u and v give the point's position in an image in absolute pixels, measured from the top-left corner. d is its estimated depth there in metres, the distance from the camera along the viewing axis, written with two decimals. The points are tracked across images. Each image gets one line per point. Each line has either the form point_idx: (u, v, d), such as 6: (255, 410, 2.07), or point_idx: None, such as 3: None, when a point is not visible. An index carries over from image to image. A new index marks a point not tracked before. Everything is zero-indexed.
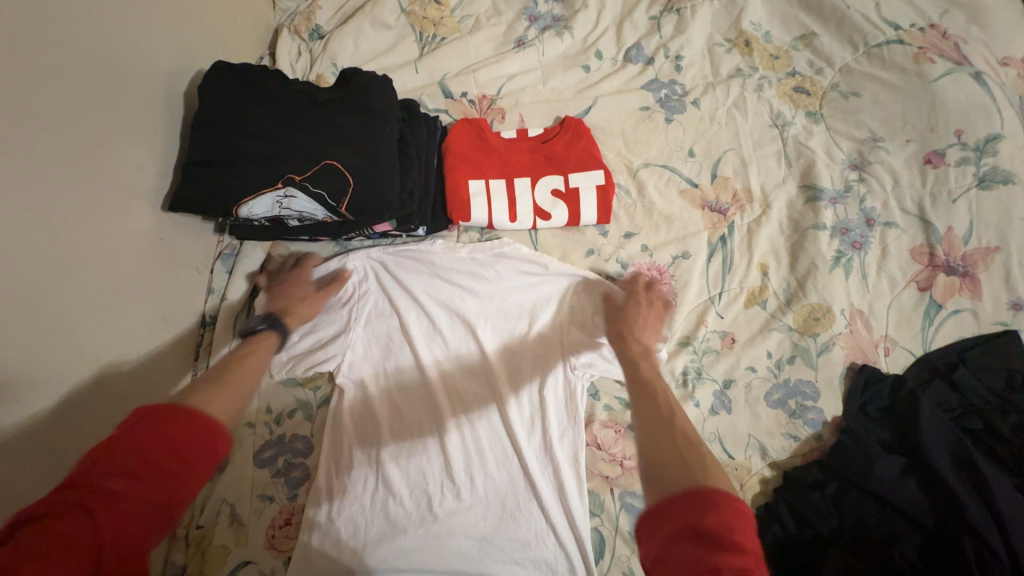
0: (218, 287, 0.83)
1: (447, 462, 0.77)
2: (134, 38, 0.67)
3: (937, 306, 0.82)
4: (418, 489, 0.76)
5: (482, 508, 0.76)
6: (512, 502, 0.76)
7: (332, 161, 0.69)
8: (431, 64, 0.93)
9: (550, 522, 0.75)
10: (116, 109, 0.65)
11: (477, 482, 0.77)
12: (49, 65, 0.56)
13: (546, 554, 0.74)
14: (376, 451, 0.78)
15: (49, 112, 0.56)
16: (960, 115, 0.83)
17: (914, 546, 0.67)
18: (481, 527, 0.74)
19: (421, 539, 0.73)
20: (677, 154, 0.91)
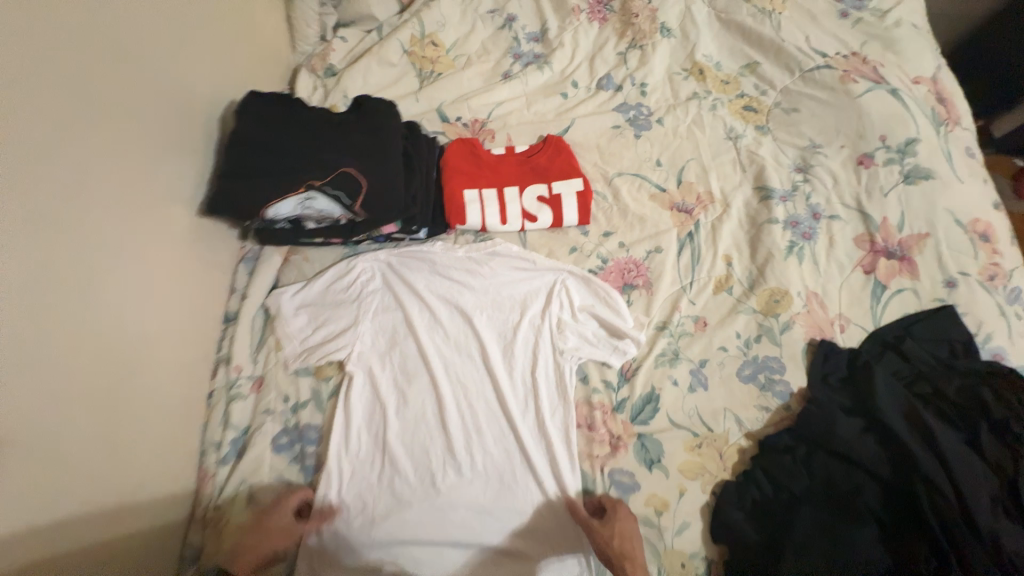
0: (239, 287, 0.92)
1: (448, 441, 0.84)
2: (181, 74, 0.80)
3: (882, 287, 0.92)
4: (422, 467, 0.83)
5: (482, 482, 0.82)
6: (509, 476, 0.83)
7: (347, 167, 0.80)
8: (429, 94, 1.07)
9: (545, 494, 0.81)
10: (163, 129, 0.77)
11: (478, 459, 0.83)
12: (116, 90, 0.68)
13: (542, 522, 0.80)
14: (382, 434, 0.84)
15: (113, 127, 0.68)
16: (883, 123, 0.97)
17: (874, 497, 0.74)
18: (481, 499, 0.81)
19: (424, 513, 0.79)
20: (646, 164, 1.04)
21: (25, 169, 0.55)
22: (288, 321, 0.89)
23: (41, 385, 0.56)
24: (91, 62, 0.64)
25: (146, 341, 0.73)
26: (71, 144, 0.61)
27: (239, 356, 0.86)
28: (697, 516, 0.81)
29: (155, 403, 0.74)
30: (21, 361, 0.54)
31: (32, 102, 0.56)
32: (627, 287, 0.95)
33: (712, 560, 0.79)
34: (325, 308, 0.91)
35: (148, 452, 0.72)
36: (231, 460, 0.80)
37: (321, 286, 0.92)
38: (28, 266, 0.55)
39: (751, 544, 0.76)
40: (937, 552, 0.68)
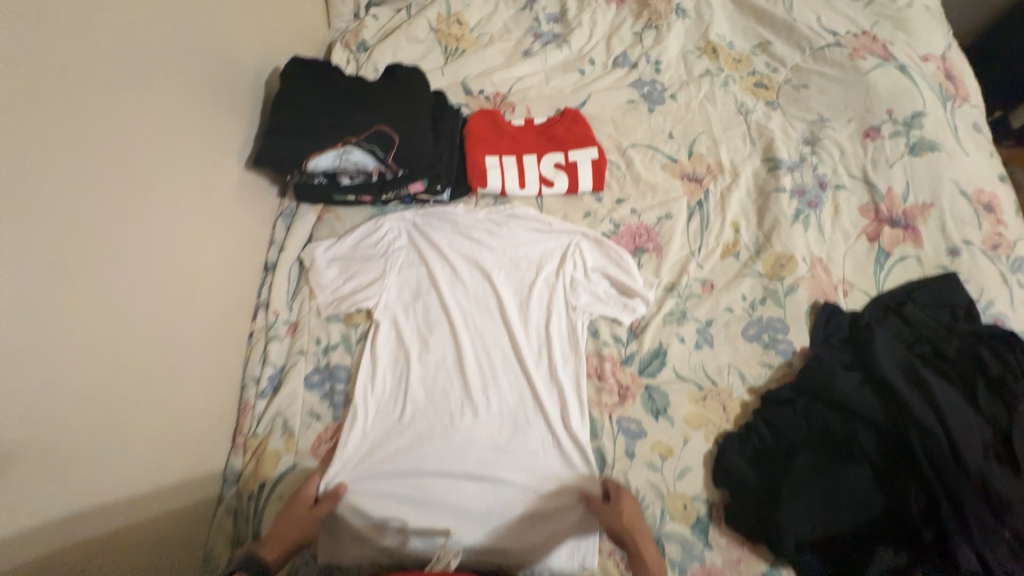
0: (277, 240, 1.01)
1: (466, 384, 0.90)
2: (229, 41, 0.88)
3: (885, 254, 0.95)
4: (442, 407, 0.89)
5: (496, 424, 0.88)
6: (522, 418, 0.88)
7: (381, 126, 0.87)
8: (453, 68, 1.14)
9: (555, 435, 0.87)
10: (211, 89, 0.84)
11: (493, 401, 0.89)
12: (173, 48, 0.76)
13: (550, 460, 0.86)
14: (405, 377, 0.91)
15: (170, 81, 0.75)
16: (890, 98, 1.00)
17: (872, 442, 0.77)
18: (495, 439, 0.87)
19: (442, 448, 0.85)
20: (659, 136, 1.09)
21: (98, 107, 0.63)
22: (322, 272, 0.96)
23: (110, 297, 0.64)
24: (152, 21, 0.72)
25: (196, 277, 0.80)
26: (135, 91, 0.69)
27: (275, 302, 0.94)
28: (700, 463, 0.85)
29: (203, 334, 0.81)
30: (93, 273, 0.61)
31: (104, 50, 0.64)
32: (637, 251, 1.00)
33: (713, 504, 0.83)
34: (354, 261, 0.97)
35: (198, 376, 0.79)
36: (268, 394, 0.88)
37: (352, 242, 0.98)
38: (100, 192, 0.63)
39: (751, 486, 0.80)
40: (927, 491, 0.71)
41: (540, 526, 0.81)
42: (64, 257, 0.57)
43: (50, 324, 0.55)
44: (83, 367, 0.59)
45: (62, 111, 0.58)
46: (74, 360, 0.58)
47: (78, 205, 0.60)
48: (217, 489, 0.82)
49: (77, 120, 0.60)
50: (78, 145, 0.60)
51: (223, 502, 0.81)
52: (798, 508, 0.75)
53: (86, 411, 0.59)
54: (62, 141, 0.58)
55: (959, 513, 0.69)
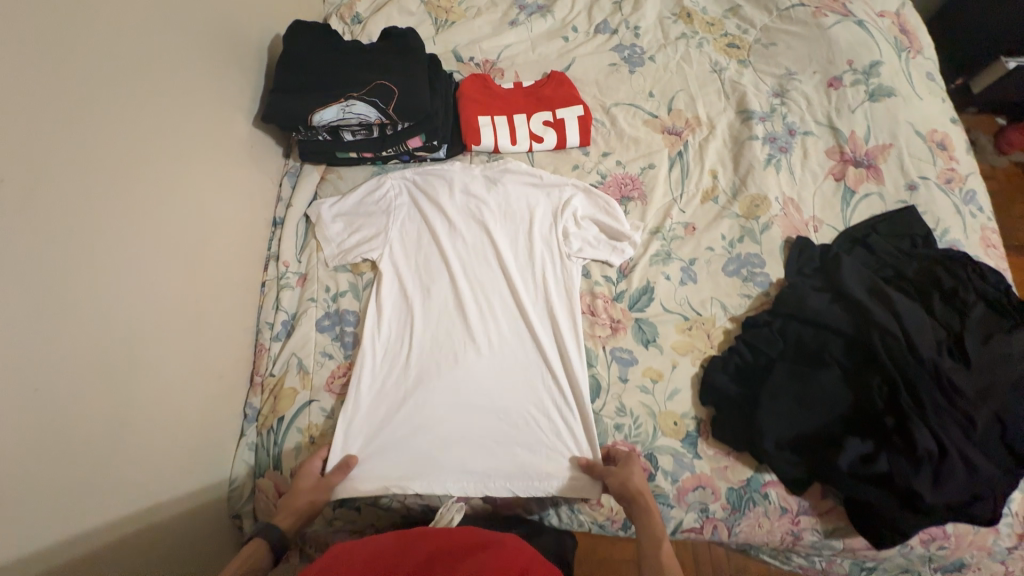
0: (285, 198, 1.07)
1: (467, 327, 0.96)
2: (232, 7, 0.94)
3: (851, 192, 1.03)
4: (446, 347, 0.94)
5: (496, 360, 0.94)
6: (522, 355, 0.94)
7: (382, 80, 0.93)
8: (444, 38, 1.21)
9: (553, 370, 0.93)
10: (216, 53, 0.90)
11: (494, 341, 0.95)
12: (181, 12, 0.81)
13: (546, 391, 0.92)
14: (410, 323, 0.96)
15: (179, 43, 0.81)
16: (849, 50, 1.09)
17: (839, 350, 0.86)
18: (497, 375, 0.92)
19: (448, 383, 0.91)
20: (640, 95, 1.16)
21: (112, 64, 0.69)
22: (331, 226, 1.01)
23: (127, 238, 0.70)
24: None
25: (208, 228, 0.86)
26: (145, 50, 0.75)
27: (285, 254, 1.00)
28: (688, 385, 0.93)
29: (217, 281, 0.88)
30: (111, 216, 0.68)
31: (116, 10, 0.70)
32: (624, 200, 1.07)
33: (701, 420, 0.90)
34: (359, 216, 1.03)
35: (215, 318, 0.86)
36: (282, 337, 0.95)
37: (354, 198, 1.03)
38: (116, 141, 0.69)
39: (734, 397, 0.88)
40: (888, 380, 0.80)
41: (538, 450, 0.88)
42: (84, 196, 0.64)
43: (71, 252, 0.62)
44: (104, 298, 0.66)
45: (80, 66, 0.64)
46: (93, 288, 0.65)
47: (97, 151, 0.66)
48: (239, 426, 0.90)
49: (94, 75, 0.66)
50: (95, 96, 0.66)
51: (244, 437, 0.89)
52: (776, 413, 0.83)
53: (105, 333, 0.66)
54: (80, 92, 0.64)
55: (918, 400, 0.78)
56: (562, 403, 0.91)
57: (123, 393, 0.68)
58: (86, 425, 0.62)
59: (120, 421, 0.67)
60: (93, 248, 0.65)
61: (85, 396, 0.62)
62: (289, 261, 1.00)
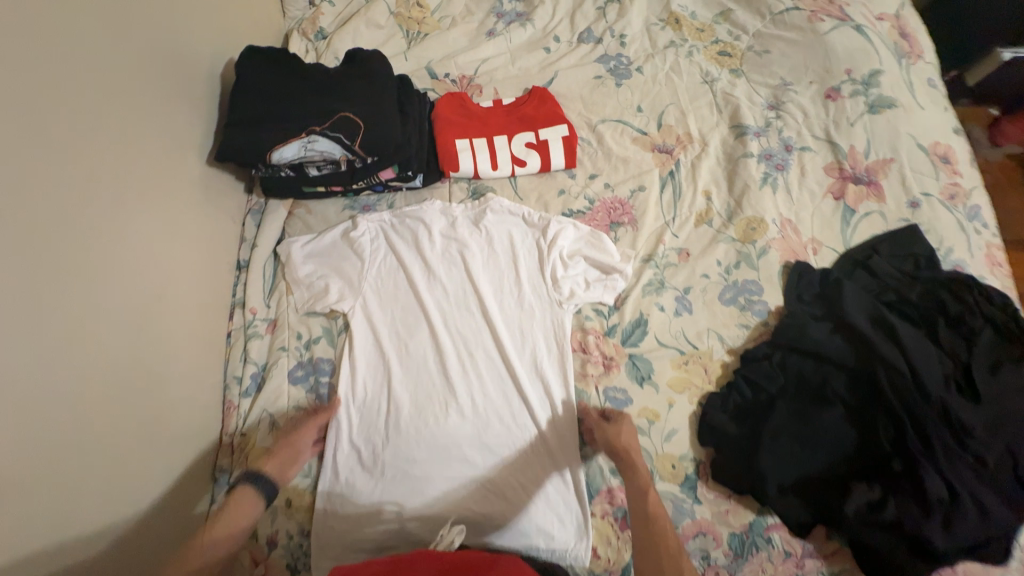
0: (249, 238, 0.98)
1: (449, 385, 0.90)
2: (181, 29, 0.85)
3: (851, 211, 0.98)
4: (425, 411, 0.88)
5: (481, 423, 0.87)
6: (507, 413, 0.88)
7: (345, 113, 0.85)
8: (417, 53, 1.12)
9: (542, 431, 0.87)
10: (163, 79, 0.81)
11: (478, 402, 0.89)
12: (116, 36, 0.72)
13: (534, 455, 0.86)
14: (388, 384, 0.90)
15: (116, 71, 0.72)
16: (848, 58, 1.03)
17: (843, 386, 0.81)
18: (479, 437, 0.86)
19: (427, 451, 0.85)
20: (628, 110, 1.09)
21: (33, 110, 0.60)
22: (301, 267, 0.94)
23: (66, 299, 0.62)
24: (88, 6, 0.68)
25: (163, 277, 0.79)
26: (74, 83, 0.66)
27: (252, 299, 0.93)
28: (685, 423, 0.88)
29: (178, 333, 0.80)
30: (46, 285, 0.60)
31: (35, 42, 0.61)
32: (613, 225, 1.01)
33: (700, 462, 0.85)
34: (329, 256, 0.96)
35: (178, 374, 0.79)
36: (252, 393, 0.88)
37: (328, 236, 0.97)
38: (47, 198, 0.61)
39: (734, 438, 0.83)
40: (894, 421, 0.75)
41: (526, 526, 0.82)
42: (11, 265, 0.56)
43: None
44: (43, 374, 0.58)
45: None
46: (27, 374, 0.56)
47: (24, 215, 0.58)
48: (208, 492, 0.82)
49: (14, 127, 0.57)
50: (17, 149, 0.58)
51: (213, 503, 0.81)
52: (779, 457, 0.78)
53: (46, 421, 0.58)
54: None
55: (926, 441, 0.73)
56: (554, 472, 0.85)
57: (73, 473, 0.60)
58: (31, 517, 0.55)
59: (69, 506, 0.60)
60: (27, 323, 0.57)
61: (28, 487, 0.55)
62: (256, 308, 0.93)
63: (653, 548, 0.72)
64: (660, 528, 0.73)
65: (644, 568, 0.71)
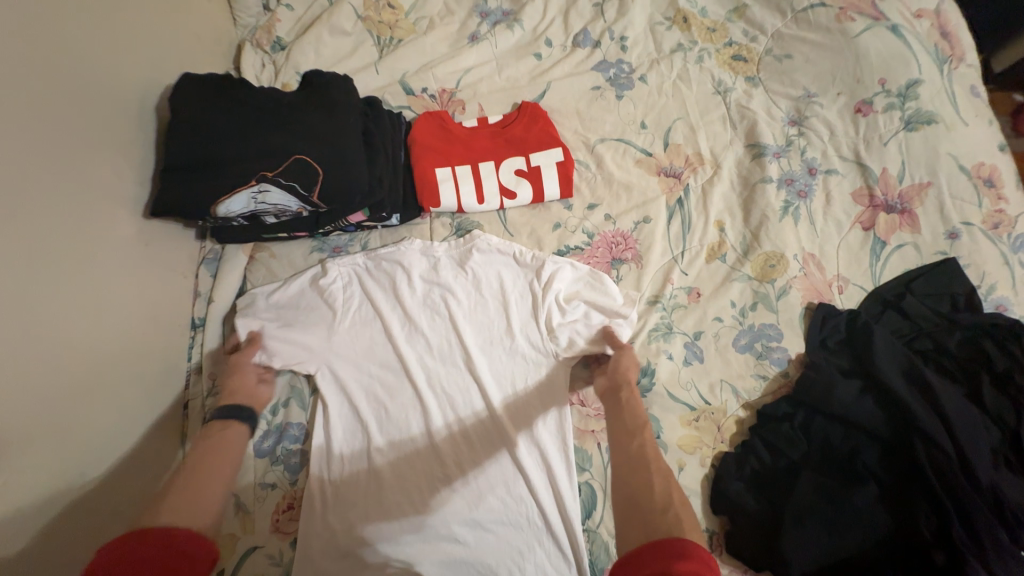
0: (204, 290, 0.86)
1: (437, 454, 0.81)
2: (109, 47, 0.71)
3: (881, 243, 0.88)
4: (409, 484, 0.79)
5: (472, 497, 0.79)
6: (501, 483, 0.80)
7: (301, 155, 0.73)
8: (390, 64, 0.98)
9: (540, 504, 0.78)
10: (93, 112, 0.68)
11: (468, 472, 0.80)
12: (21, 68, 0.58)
13: (532, 530, 0.77)
14: (367, 455, 0.81)
15: (27, 113, 0.59)
16: (882, 66, 0.92)
17: (873, 457, 0.73)
18: (470, 512, 0.78)
19: (414, 532, 0.76)
20: (630, 127, 0.97)
21: None
22: (265, 325, 0.83)
23: None
24: None
25: (104, 356, 0.68)
26: None
27: (212, 364, 0.83)
28: (697, 490, 0.79)
29: (123, 417, 0.70)
30: None
31: None
32: (615, 262, 0.90)
33: (713, 533, 0.77)
34: (295, 309, 0.85)
35: (130, 465, 0.69)
36: None
37: (295, 285, 0.86)
38: None
39: (752, 512, 0.74)
40: (936, 509, 0.68)
41: None
42: None
43: None
44: None
45: None
46: None
47: None
48: None
49: None
50: None
51: None
52: (805, 539, 0.70)
53: None
54: None
55: (973, 535, 0.66)
56: (556, 552, 0.76)
57: None
58: None
59: None
60: None
61: None
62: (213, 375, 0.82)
63: (642, 463, 0.65)
64: (652, 450, 0.67)
65: (631, 480, 0.64)
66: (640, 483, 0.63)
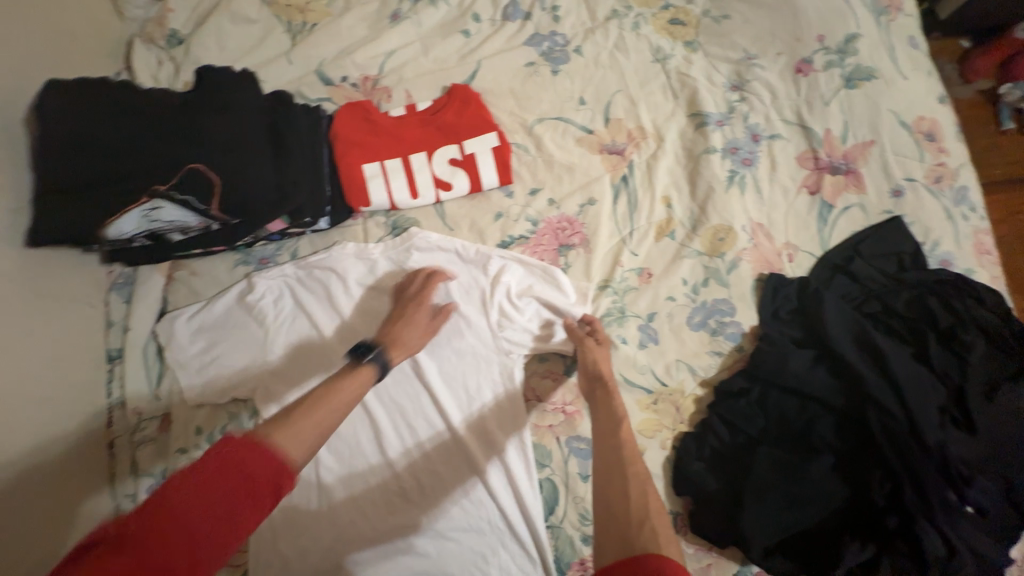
0: (117, 318, 0.79)
1: (391, 467, 0.77)
2: None
3: (828, 207, 0.86)
4: (364, 501, 0.76)
5: (430, 507, 0.76)
6: (460, 490, 0.77)
7: (196, 164, 0.68)
8: (304, 52, 0.90)
9: (501, 508, 0.75)
10: None
11: (424, 481, 0.77)
12: None
13: (495, 534, 0.75)
14: (317, 475, 0.77)
15: None
16: (819, 22, 0.89)
17: (828, 428, 0.73)
18: (430, 524, 0.75)
19: (373, 551, 0.73)
20: (568, 104, 0.92)
21: None
22: (191, 349, 0.78)
23: None
24: None
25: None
26: None
27: (135, 398, 0.76)
28: (659, 473, 0.78)
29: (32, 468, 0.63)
30: None
31: None
32: (563, 249, 0.86)
33: (678, 513, 0.76)
34: (223, 331, 0.79)
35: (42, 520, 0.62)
36: None
37: (221, 304, 0.80)
38: None
39: (713, 493, 0.74)
40: (889, 475, 0.68)
41: None
42: None
43: None
44: None
45: None
46: None
47: None
48: None
49: None
50: None
51: None
52: (763, 516, 0.69)
53: None
54: None
55: (924, 498, 0.66)
56: (520, 553, 0.74)
57: None
58: None
59: None
60: None
61: None
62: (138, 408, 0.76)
63: (620, 472, 0.62)
64: (631, 454, 0.64)
65: (606, 489, 0.61)
66: (615, 486, 0.61)
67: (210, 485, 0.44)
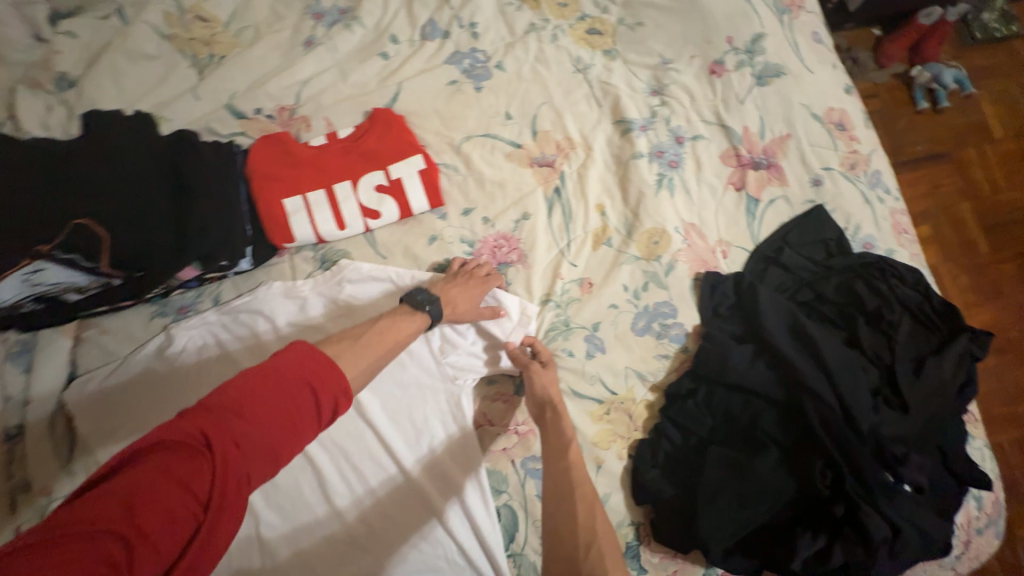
0: (14, 392, 0.70)
1: (339, 515, 0.73)
2: None
3: (755, 201, 0.88)
4: (312, 556, 0.71)
5: (385, 553, 0.72)
6: (415, 530, 0.73)
7: (81, 219, 0.64)
8: (212, 87, 0.86)
9: (460, 543, 0.72)
10: None
11: (376, 525, 0.73)
12: None
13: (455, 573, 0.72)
14: (258, 534, 0.72)
15: None
16: (727, 25, 0.92)
17: (772, 420, 0.74)
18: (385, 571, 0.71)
19: None
20: (495, 120, 0.91)
21: None
22: (104, 415, 0.71)
23: None
24: None
25: None
26: None
27: (42, 478, 0.67)
28: (618, 485, 0.77)
29: None
30: None
31: None
32: (501, 266, 0.85)
33: (639, 524, 0.75)
34: (140, 390, 0.73)
35: None
36: None
37: (137, 362, 0.74)
38: None
39: (670, 500, 0.73)
40: (830, 463, 0.69)
41: None
42: None
43: None
44: None
45: None
46: None
47: None
48: None
49: None
50: None
51: None
52: (720, 518, 0.69)
53: None
54: None
55: (863, 480, 0.68)
56: None
57: None
58: None
59: None
60: None
61: None
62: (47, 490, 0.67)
63: (567, 494, 0.61)
64: (578, 472, 0.63)
65: (556, 514, 0.60)
66: (564, 509, 0.60)
67: (257, 396, 0.46)
